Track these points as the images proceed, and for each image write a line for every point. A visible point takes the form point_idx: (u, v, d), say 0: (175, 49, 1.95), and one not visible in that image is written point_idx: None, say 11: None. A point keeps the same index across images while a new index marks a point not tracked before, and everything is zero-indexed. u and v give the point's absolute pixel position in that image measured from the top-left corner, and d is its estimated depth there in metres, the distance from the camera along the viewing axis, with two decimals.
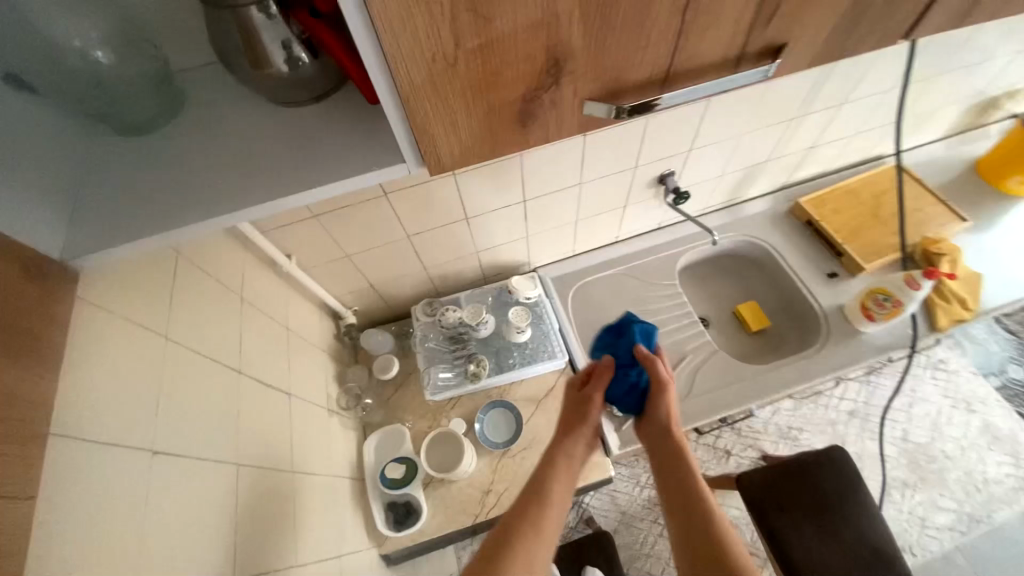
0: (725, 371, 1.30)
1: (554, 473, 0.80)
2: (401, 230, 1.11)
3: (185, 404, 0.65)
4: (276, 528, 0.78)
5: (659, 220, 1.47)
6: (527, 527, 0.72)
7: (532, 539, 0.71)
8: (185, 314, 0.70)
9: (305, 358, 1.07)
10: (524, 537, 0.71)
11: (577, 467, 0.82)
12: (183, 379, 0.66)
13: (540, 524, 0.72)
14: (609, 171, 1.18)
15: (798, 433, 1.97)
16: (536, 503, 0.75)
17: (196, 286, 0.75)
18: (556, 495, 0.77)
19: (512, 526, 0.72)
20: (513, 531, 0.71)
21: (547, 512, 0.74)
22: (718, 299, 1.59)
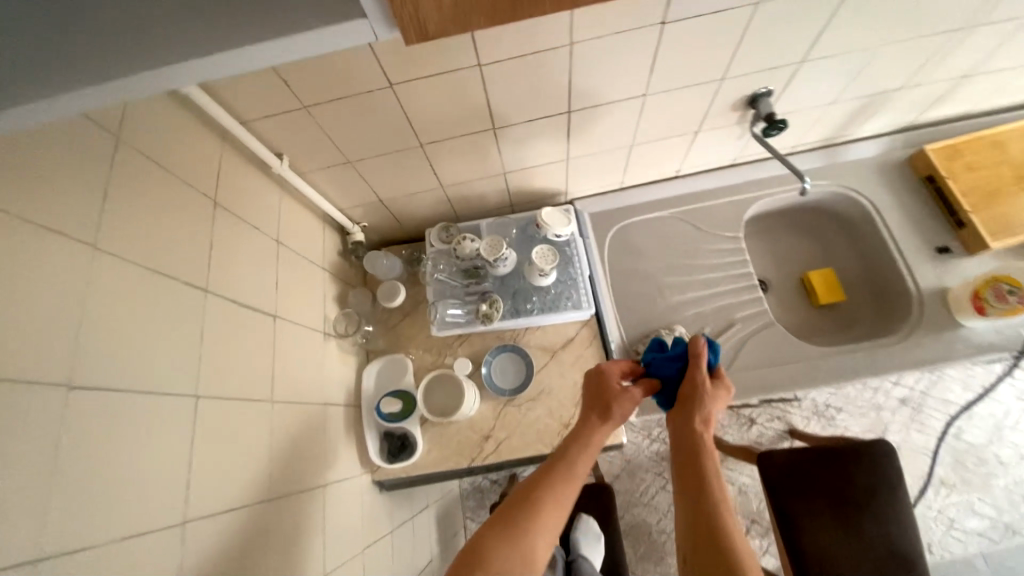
0: (780, 348, 1.11)
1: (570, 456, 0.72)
2: (414, 135, 0.92)
3: (115, 328, 0.55)
4: (248, 463, 0.71)
5: (734, 155, 1.19)
6: (540, 505, 0.65)
7: (541, 517, 0.64)
8: (119, 218, 0.58)
9: (299, 276, 0.96)
10: (533, 515, 0.64)
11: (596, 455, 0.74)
12: (113, 297, 0.55)
13: (552, 507, 0.65)
14: (684, 80, 0.90)
15: (835, 413, 1.79)
16: (553, 479, 0.68)
17: (140, 183, 0.62)
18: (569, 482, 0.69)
19: (523, 498, 0.66)
20: (525, 505, 0.65)
21: (562, 495, 0.67)
22: (784, 260, 1.34)
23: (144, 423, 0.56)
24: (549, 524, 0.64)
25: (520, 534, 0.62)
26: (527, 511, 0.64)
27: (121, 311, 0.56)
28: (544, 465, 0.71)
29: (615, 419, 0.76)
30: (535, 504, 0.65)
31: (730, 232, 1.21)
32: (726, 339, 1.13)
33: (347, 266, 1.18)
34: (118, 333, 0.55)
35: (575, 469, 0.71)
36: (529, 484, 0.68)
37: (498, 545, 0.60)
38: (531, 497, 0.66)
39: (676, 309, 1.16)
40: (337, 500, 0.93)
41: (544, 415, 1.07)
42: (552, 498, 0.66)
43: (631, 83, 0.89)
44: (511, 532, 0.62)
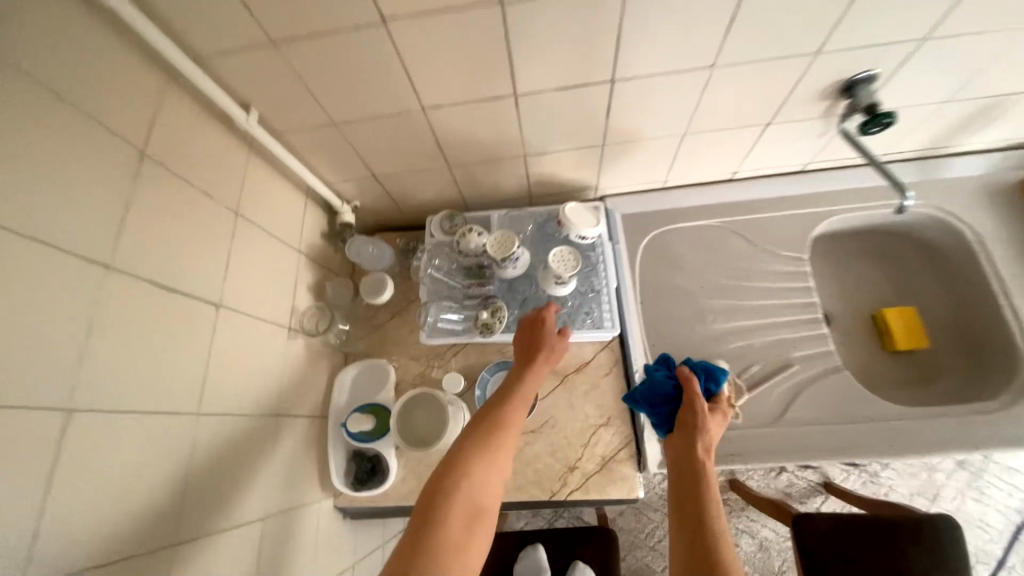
0: (844, 400, 0.90)
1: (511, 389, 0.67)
2: (415, 96, 0.74)
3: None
4: (147, 497, 0.54)
5: (807, 159, 0.96)
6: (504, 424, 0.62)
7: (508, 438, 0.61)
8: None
9: (262, 258, 0.78)
10: (502, 437, 0.60)
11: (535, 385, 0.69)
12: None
13: (508, 431, 0.61)
14: (765, 51, 0.70)
15: (879, 469, 1.54)
16: (515, 404, 0.65)
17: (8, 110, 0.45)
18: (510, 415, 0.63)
19: (489, 419, 0.62)
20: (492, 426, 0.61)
21: (520, 416, 0.64)
22: (851, 290, 1.11)
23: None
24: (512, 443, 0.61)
25: (491, 451, 0.58)
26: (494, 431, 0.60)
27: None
28: (500, 389, 0.68)
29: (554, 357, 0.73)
30: (500, 423, 0.61)
31: (792, 252, 1.00)
32: (777, 383, 0.92)
33: (331, 251, 1.01)
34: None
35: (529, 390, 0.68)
36: (491, 405, 0.64)
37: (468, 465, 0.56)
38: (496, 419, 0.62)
39: (717, 340, 0.96)
40: (283, 535, 0.77)
41: (545, 451, 0.89)
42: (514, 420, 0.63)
43: (696, 48, 0.68)
44: (482, 450, 0.58)
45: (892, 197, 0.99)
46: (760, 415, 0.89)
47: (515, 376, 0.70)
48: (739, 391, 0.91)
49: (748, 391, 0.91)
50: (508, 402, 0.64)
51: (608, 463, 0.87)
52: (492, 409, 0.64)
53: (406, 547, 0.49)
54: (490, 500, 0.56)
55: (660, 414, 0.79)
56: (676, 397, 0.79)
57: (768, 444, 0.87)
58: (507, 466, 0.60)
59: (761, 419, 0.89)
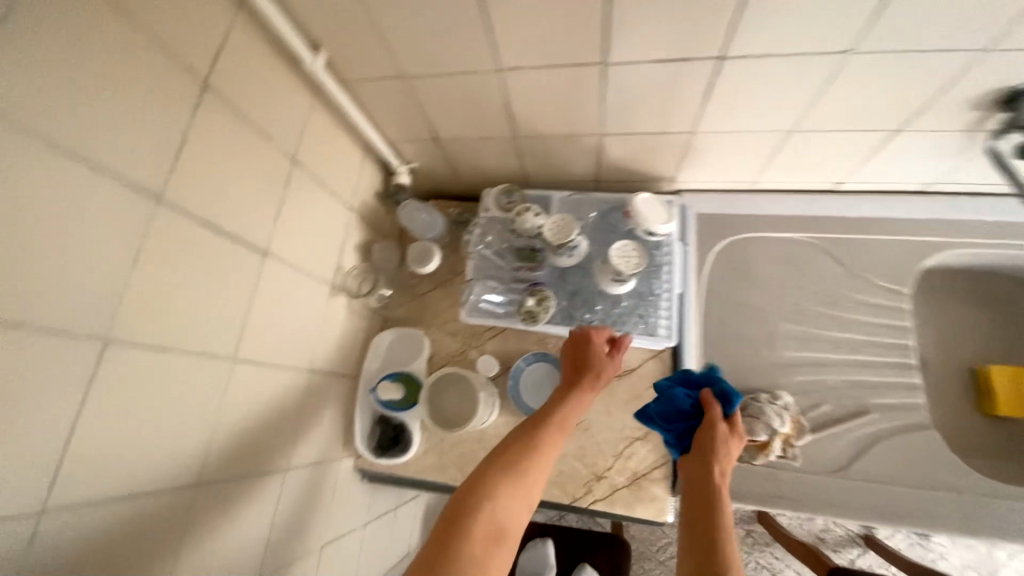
0: (925, 463, 0.78)
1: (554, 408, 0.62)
2: (492, 56, 0.67)
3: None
4: (174, 436, 0.54)
5: (929, 178, 0.81)
6: (539, 448, 0.57)
7: (541, 464, 0.56)
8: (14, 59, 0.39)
9: (313, 210, 0.76)
10: (534, 464, 0.55)
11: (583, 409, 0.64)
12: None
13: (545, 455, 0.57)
14: (922, 39, 0.57)
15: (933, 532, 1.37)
16: (552, 427, 0.59)
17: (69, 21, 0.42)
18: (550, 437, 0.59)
19: (523, 441, 0.57)
20: (524, 448, 0.56)
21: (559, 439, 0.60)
22: (956, 336, 0.93)
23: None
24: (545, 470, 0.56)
25: (521, 478, 0.53)
26: (527, 454, 0.56)
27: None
28: (539, 410, 0.62)
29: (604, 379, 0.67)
30: (535, 449, 0.56)
31: (888, 283, 0.87)
32: (846, 428, 0.82)
33: (382, 212, 0.98)
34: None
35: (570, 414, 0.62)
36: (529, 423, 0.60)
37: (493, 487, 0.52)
38: (532, 442, 0.57)
39: (783, 370, 0.86)
40: (303, 489, 0.77)
41: (572, 455, 0.84)
42: (551, 445, 0.58)
43: (834, 26, 0.56)
44: (509, 474, 0.53)
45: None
46: (820, 461, 0.80)
47: (557, 397, 0.64)
48: (801, 431, 0.81)
49: (811, 432, 0.82)
50: (546, 425, 0.59)
51: (640, 479, 0.81)
52: (527, 430, 0.59)
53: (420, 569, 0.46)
54: (514, 525, 0.51)
55: (673, 433, 0.69)
56: (692, 414, 0.69)
57: (824, 494, 0.77)
58: (537, 493, 0.55)
59: (820, 466, 0.80)
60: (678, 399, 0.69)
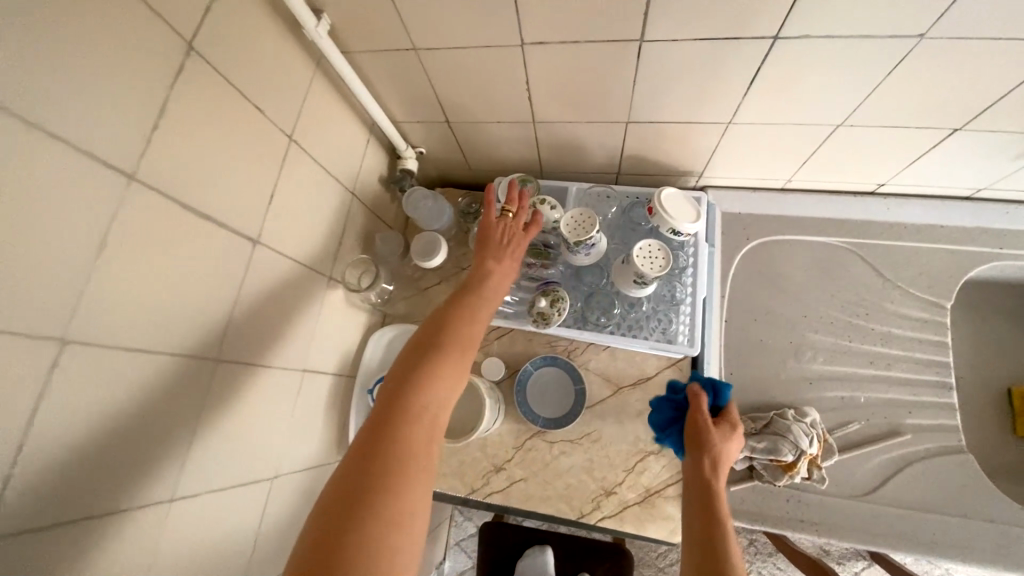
0: (960, 490, 0.73)
1: (473, 291, 0.61)
2: (516, 29, 0.60)
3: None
4: (145, 446, 0.48)
5: (982, 184, 0.74)
6: (448, 345, 0.54)
7: (452, 356, 0.54)
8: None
9: (310, 195, 0.69)
10: (449, 347, 0.54)
11: (500, 285, 0.65)
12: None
13: (470, 335, 0.57)
14: (1008, 26, 0.50)
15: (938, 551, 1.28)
16: (457, 322, 0.57)
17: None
18: (474, 319, 0.59)
19: (430, 342, 0.54)
20: (432, 348, 0.53)
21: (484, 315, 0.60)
22: (990, 352, 0.88)
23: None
24: (460, 364, 0.54)
25: (446, 357, 0.53)
26: (437, 354, 0.53)
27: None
28: (456, 294, 0.61)
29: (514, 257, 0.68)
30: (455, 336, 0.55)
31: (931, 296, 0.81)
32: (876, 449, 0.76)
33: (386, 198, 0.91)
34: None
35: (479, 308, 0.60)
36: (449, 307, 0.59)
37: (405, 393, 0.49)
38: (438, 341, 0.54)
39: (810, 385, 0.80)
40: (292, 496, 0.71)
41: (581, 467, 0.78)
42: (461, 340, 0.56)
43: (910, 6, 0.49)
44: (426, 363, 0.52)
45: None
46: (846, 484, 0.75)
47: (459, 293, 0.61)
48: (829, 451, 0.76)
49: (839, 452, 0.76)
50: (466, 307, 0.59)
51: (652, 496, 0.76)
52: (432, 330, 0.56)
53: (341, 490, 0.43)
54: (434, 420, 0.50)
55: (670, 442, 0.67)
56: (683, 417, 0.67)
57: (851, 521, 0.72)
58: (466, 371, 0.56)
59: (847, 489, 0.74)
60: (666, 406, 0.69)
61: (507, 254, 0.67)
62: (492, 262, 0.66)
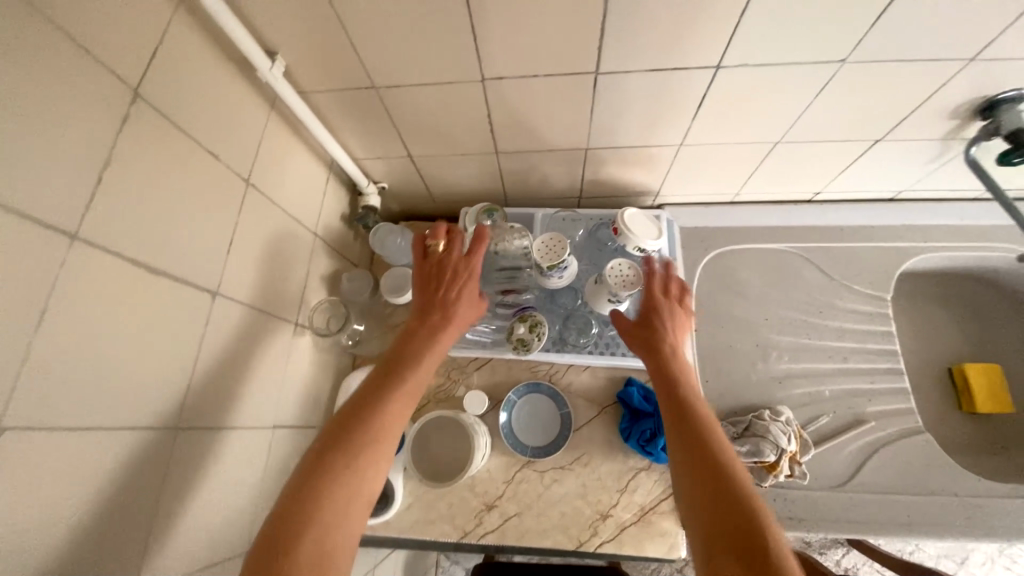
0: (924, 469, 0.78)
1: (393, 367, 0.52)
2: (477, 65, 0.61)
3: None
4: (97, 541, 0.42)
5: (902, 187, 0.84)
6: (360, 444, 0.45)
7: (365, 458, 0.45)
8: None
9: (269, 239, 0.66)
10: (355, 448, 0.45)
11: (430, 353, 0.54)
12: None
13: (384, 426, 0.47)
14: (910, 50, 0.57)
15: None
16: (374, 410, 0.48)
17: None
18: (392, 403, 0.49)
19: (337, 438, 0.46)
20: (337, 448, 0.45)
21: (405, 399, 0.50)
22: (929, 337, 0.96)
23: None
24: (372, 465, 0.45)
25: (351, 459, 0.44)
26: (340, 458, 0.44)
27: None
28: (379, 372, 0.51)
29: (450, 313, 0.57)
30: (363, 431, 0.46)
31: (873, 289, 0.89)
32: (847, 440, 0.80)
33: (350, 236, 0.89)
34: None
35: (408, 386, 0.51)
36: (367, 391, 0.49)
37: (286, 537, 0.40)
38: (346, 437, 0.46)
39: (780, 384, 0.84)
40: None
41: (574, 494, 0.77)
42: (379, 433, 0.47)
43: (828, 36, 0.55)
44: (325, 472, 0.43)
45: (1014, 240, 0.86)
46: (826, 477, 0.78)
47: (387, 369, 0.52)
48: (806, 447, 0.78)
49: (816, 446, 0.80)
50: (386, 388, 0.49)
51: (647, 514, 0.75)
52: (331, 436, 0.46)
53: None
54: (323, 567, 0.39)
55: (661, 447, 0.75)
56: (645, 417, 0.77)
57: (834, 511, 0.75)
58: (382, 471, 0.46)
59: (826, 481, 0.77)
60: (643, 422, 0.77)
61: (447, 315, 0.57)
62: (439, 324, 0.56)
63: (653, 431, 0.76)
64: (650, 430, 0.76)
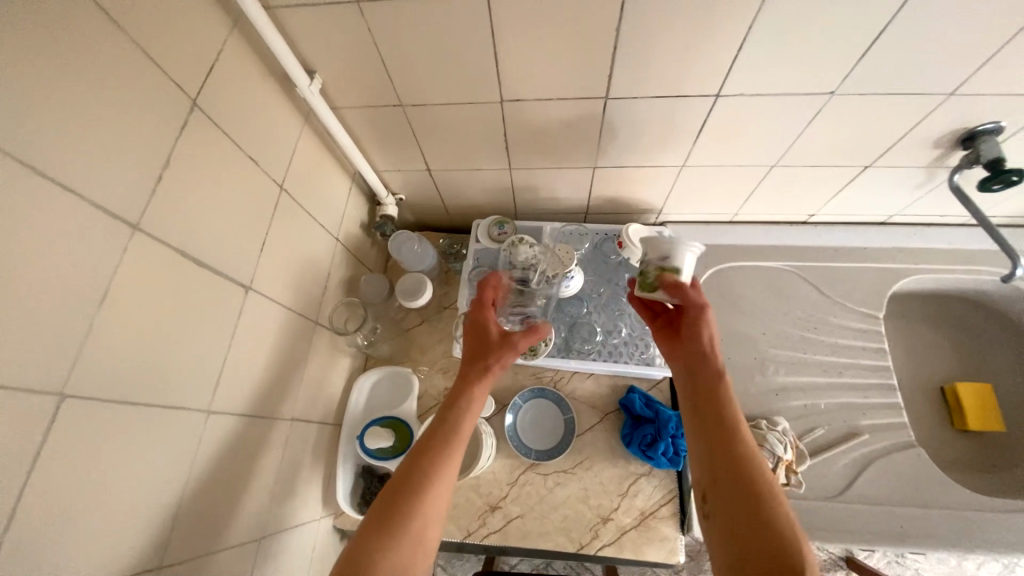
0: (916, 482, 0.80)
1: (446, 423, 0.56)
2: (496, 87, 0.67)
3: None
4: (133, 512, 0.45)
5: (893, 211, 0.89)
6: (431, 480, 0.50)
7: (434, 492, 0.49)
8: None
9: (297, 242, 0.70)
10: (414, 501, 0.48)
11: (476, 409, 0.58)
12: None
13: (439, 482, 0.50)
14: (894, 84, 0.62)
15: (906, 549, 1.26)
16: (435, 449, 0.53)
17: (42, 22, 0.37)
18: (449, 459, 0.52)
19: (400, 482, 0.49)
20: (406, 490, 0.49)
21: (456, 455, 0.53)
22: (920, 355, 0.99)
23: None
24: (443, 500, 0.50)
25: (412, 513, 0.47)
26: (409, 501, 0.48)
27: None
28: (430, 429, 0.55)
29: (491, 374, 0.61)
30: (421, 485, 0.49)
31: (867, 308, 0.92)
32: (842, 452, 0.83)
33: (367, 243, 0.93)
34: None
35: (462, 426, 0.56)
36: (421, 448, 0.53)
37: None
38: (411, 483, 0.49)
39: (776, 395, 0.87)
40: (272, 556, 0.66)
41: (576, 497, 0.79)
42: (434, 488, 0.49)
43: (819, 69, 0.61)
44: (388, 527, 0.46)
45: (1001, 263, 0.90)
46: (822, 487, 0.80)
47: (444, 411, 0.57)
48: (802, 457, 0.81)
49: (812, 456, 0.82)
50: (438, 445, 0.53)
51: (648, 519, 0.77)
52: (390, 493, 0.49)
53: None
54: None
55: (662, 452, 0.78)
56: (646, 422, 0.80)
57: (830, 521, 0.77)
58: (438, 523, 0.49)
59: (823, 492, 0.80)
60: (644, 427, 0.79)
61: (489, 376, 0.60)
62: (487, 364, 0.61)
63: (654, 436, 0.78)
64: (652, 435, 0.78)
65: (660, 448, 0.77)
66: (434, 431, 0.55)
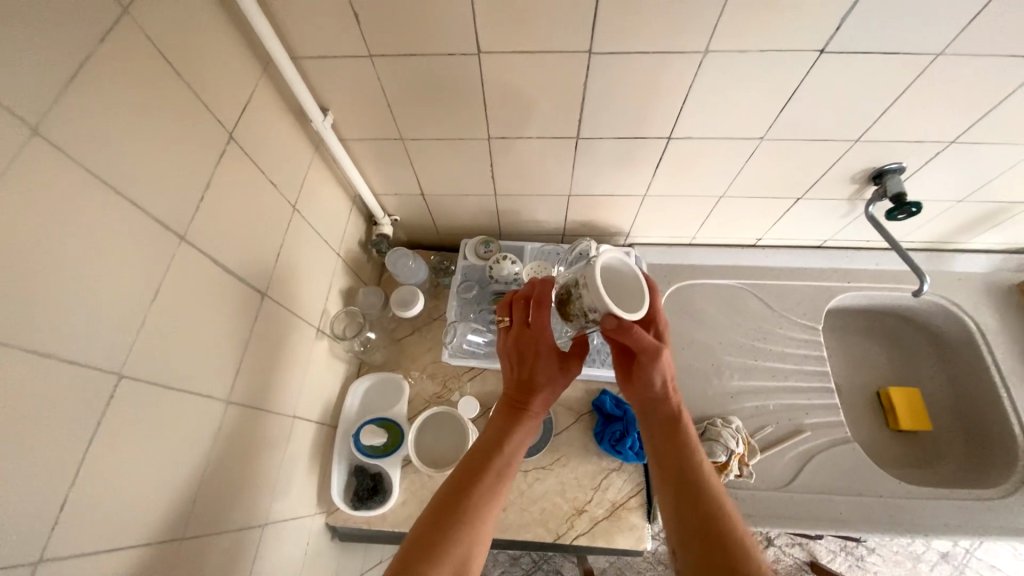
0: (852, 473, 0.91)
1: (491, 454, 0.61)
2: (484, 127, 0.78)
3: (15, 251, 0.37)
4: (164, 485, 0.51)
5: (826, 236, 1.03)
6: (479, 511, 0.56)
7: (483, 522, 0.56)
8: (73, 100, 0.41)
9: (305, 256, 0.79)
10: (460, 526, 0.54)
11: (519, 439, 0.63)
12: (24, 208, 0.37)
13: (484, 512, 0.56)
14: (811, 132, 0.76)
15: (864, 551, 1.35)
16: (486, 481, 0.58)
17: (137, 76, 0.47)
18: (494, 492, 0.58)
19: (450, 508, 0.55)
20: (452, 515, 0.55)
21: (500, 485, 0.59)
22: (857, 364, 1.12)
23: (7, 403, 0.36)
24: (488, 528, 0.57)
25: (457, 537, 0.53)
26: (457, 524, 0.54)
27: (37, 230, 0.38)
28: (477, 455, 0.61)
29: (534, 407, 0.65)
30: (468, 513, 0.55)
31: (808, 320, 1.05)
32: (788, 447, 0.94)
33: (364, 259, 1.02)
34: (11, 260, 0.36)
35: (508, 456, 0.62)
36: (467, 477, 0.58)
37: None
38: (459, 508, 0.55)
39: (731, 398, 0.98)
40: (273, 544, 0.72)
41: (554, 490, 0.87)
42: (478, 517, 0.55)
43: (752, 118, 0.74)
44: (436, 549, 0.52)
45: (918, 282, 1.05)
46: (771, 478, 0.90)
47: (493, 440, 0.62)
48: (753, 451, 0.91)
49: (762, 451, 0.93)
50: (484, 475, 0.59)
51: (619, 509, 0.85)
52: (436, 517, 0.55)
53: None
54: None
55: (629, 447, 0.87)
56: (616, 419, 0.90)
57: (779, 508, 0.86)
58: (480, 549, 0.55)
59: (772, 482, 0.90)
60: (614, 425, 0.89)
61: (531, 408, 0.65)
62: (541, 399, 0.65)
63: (623, 432, 0.88)
64: (621, 432, 0.88)
65: (628, 443, 0.87)
66: (481, 458, 0.60)
